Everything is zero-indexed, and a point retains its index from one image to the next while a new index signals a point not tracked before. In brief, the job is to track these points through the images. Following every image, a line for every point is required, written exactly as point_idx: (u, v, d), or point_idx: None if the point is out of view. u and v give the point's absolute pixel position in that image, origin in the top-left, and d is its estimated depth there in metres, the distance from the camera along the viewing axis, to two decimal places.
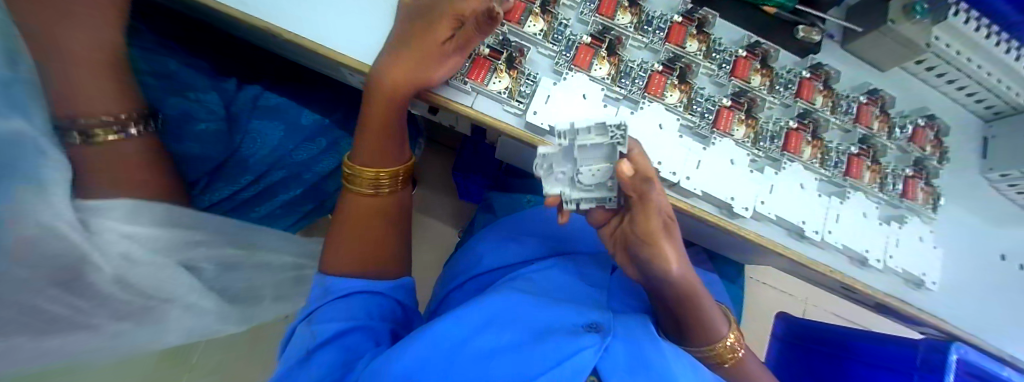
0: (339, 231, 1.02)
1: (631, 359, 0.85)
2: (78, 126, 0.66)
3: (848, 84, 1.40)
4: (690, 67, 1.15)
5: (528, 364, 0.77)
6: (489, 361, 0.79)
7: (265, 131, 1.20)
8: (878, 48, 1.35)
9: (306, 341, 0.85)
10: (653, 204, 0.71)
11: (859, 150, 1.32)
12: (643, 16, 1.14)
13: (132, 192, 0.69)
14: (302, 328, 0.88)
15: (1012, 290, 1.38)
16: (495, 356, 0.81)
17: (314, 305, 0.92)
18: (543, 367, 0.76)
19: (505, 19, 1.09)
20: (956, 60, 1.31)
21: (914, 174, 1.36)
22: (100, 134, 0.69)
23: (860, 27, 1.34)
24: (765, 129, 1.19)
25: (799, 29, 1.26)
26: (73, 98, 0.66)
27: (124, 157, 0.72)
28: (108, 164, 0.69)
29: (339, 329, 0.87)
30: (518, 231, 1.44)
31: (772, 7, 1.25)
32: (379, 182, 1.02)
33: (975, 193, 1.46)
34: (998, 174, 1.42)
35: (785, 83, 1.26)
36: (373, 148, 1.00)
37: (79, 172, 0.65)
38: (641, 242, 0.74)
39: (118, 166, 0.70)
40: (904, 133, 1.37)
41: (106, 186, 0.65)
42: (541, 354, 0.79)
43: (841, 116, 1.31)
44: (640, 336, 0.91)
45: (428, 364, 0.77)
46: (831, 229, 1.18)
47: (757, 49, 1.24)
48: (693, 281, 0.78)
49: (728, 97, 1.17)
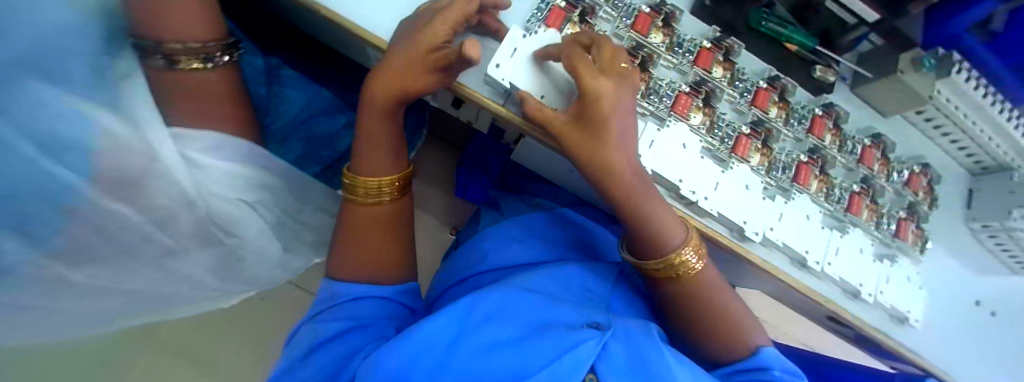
0: (343, 240, 1.06)
1: (632, 363, 0.87)
2: (164, 50, 0.73)
3: (855, 126, 1.49)
4: (713, 92, 1.19)
5: (528, 360, 0.79)
6: (488, 356, 0.80)
7: (288, 107, 1.19)
8: (886, 94, 1.42)
9: (308, 339, 0.91)
10: (587, 109, 0.86)
11: (860, 189, 1.39)
12: (675, 38, 1.17)
13: (211, 123, 0.77)
14: (307, 327, 0.95)
15: (983, 332, 1.48)
16: (494, 351, 0.81)
17: (320, 308, 0.99)
18: (541, 364, 0.78)
19: (543, 23, 1.05)
20: (955, 114, 1.40)
21: (907, 216, 1.46)
22: (185, 61, 0.76)
23: (872, 73, 1.40)
24: (778, 159, 1.25)
25: (817, 68, 1.32)
26: (169, 20, 0.74)
27: (208, 87, 0.81)
28: (193, 91, 0.78)
29: (337, 330, 0.91)
30: (524, 232, 1.41)
31: (794, 44, 1.30)
32: (381, 191, 1.03)
33: (958, 239, 1.56)
34: (981, 225, 1.52)
35: (799, 118, 1.32)
36: (368, 164, 1.01)
37: (171, 98, 0.75)
38: (596, 154, 0.88)
39: (202, 94, 0.79)
40: (900, 177, 1.46)
41: (190, 116, 0.75)
42: (541, 350, 0.81)
43: (847, 155, 1.38)
44: (641, 337, 0.92)
45: (415, 363, 0.76)
46: (831, 261, 1.24)
47: (777, 83, 1.29)
48: (658, 202, 0.91)
49: (747, 125, 1.22)
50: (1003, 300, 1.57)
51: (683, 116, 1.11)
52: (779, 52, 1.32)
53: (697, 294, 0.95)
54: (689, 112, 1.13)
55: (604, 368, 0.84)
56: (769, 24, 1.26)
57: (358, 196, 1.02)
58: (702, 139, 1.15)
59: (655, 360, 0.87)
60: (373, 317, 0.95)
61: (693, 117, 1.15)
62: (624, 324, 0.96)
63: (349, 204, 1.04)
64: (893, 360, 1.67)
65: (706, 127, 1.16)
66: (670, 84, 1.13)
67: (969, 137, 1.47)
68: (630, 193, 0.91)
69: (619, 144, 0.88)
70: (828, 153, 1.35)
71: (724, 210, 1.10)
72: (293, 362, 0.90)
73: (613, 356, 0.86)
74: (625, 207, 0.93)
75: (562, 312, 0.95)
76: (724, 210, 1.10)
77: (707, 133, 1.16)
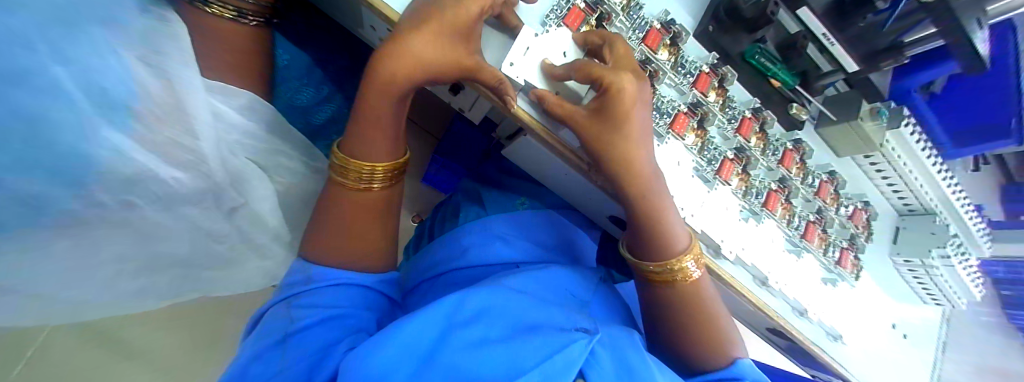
0: (325, 220, 0.98)
1: (620, 371, 0.86)
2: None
3: (816, 162, 1.64)
4: (707, 114, 1.26)
5: (521, 356, 0.76)
6: (478, 351, 0.76)
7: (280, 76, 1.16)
8: (845, 138, 1.58)
9: (281, 325, 0.81)
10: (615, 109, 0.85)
11: (815, 218, 1.54)
12: (679, 58, 1.22)
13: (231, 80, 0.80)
14: (279, 310, 0.84)
15: (893, 350, 1.72)
16: (484, 347, 0.77)
17: (295, 290, 0.89)
18: (535, 361, 0.75)
19: (563, 22, 1.06)
20: (895, 161, 1.60)
21: (848, 246, 1.63)
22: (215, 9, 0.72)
23: (837, 116, 1.55)
24: (754, 185, 1.36)
25: (793, 106, 1.45)
26: None
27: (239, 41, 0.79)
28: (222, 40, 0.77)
29: (315, 317, 0.82)
30: (509, 230, 1.38)
31: (778, 82, 1.42)
32: (372, 177, 0.96)
33: (885, 271, 1.78)
34: (904, 259, 1.75)
35: (773, 149, 1.44)
36: (362, 142, 0.92)
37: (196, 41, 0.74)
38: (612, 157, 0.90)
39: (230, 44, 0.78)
40: (845, 211, 1.64)
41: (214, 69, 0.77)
42: (534, 348, 0.78)
43: (807, 187, 1.53)
44: (625, 347, 0.93)
45: (398, 367, 0.70)
46: (787, 282, 1.36)
47: (758, 114, 1.42)
48: (662, 208, 0.96)
49: (732, 151, 1.32)
50: (909, 323, 1.84)
51: (680, 134, 1.18)
52: (764, 86, 1.42)
53: (683, 303, 1.01)
54: (685, 131, 1.20)
55: (595, 372, 0.81)
56: (761, 58, 1.35)
57: (350, 180, 0.96)
58: (693, 158, 1.22)
59: (640, 367, 0.86)
60: (352, 306, 0.89)
61: (688, 136, 1.22)
62: (611, 330, 0.99)
63: (338, 185, 0.97)
64: (819, 372, 1.89)
65: (698, 147, 1.24)
66: (672, 102, 1.19)
67: (903, 182, 1.69)
68: (640, 194, 0.94)
69: (637, 145, 0.90)
70: (794, 184, 1.48)
71: (707, 228, 1.17)
72: (255, 349, 0.77)
73: (601, 360, 0.85)
74: (635, 206, 0.96)
75: (555, 314, 0.94)
76: (707, 229, 1.17)
77: (698, 153, 1.23)
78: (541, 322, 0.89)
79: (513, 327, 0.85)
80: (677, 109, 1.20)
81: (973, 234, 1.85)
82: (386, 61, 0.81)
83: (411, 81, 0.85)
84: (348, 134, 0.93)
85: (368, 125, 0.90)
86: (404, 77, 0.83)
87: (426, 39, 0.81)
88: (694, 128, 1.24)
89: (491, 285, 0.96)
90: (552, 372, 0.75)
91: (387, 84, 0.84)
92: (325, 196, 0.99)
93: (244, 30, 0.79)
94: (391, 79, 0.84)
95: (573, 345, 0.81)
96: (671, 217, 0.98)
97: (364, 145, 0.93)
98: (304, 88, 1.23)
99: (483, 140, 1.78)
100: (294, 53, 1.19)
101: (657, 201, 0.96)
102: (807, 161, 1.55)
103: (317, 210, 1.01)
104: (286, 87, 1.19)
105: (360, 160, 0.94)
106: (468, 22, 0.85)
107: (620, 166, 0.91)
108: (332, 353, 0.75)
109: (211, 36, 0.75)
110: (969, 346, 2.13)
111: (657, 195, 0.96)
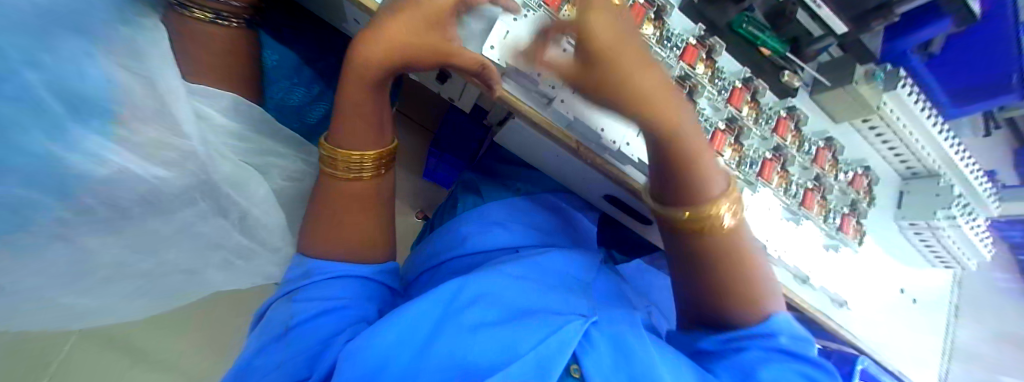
0: (319, 213, 1.01)
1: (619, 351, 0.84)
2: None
3: (812, 129, 1.64)
4: (696, 87, 1.27)
5: (518, 341, 0.77)
6: (473, 338, 0.77)
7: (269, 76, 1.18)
8: (840, 102, 1.56)
9: (281, 320, 0.86)
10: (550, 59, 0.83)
11: (814, 186, 1.53)
12: (664, 32, 1.22)
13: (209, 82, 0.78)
14: (279, 307, 0.89)
15: (902, 314, 1.71)
16: (480, 333, 0.78)
17: (294, 286, 0.93)
18: (531, 346, 0.75)
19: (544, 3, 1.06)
20: (894, 123, 1.58)
21: (850, 212, 1.62)
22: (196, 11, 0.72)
23: (830, 81, 1.53)
24: (747, 155, 1.36)
25: (784, 74, 1.43)
26: None
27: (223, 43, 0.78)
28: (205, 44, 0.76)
29: (313, 312, 0.87)
30: (507, 216, 1.39)
31: (767, 49, 1.40)
32: (362, 166, 0.98)
33: (890, 235, 1.77)
34: (908, 222, 1.73)
35: (767, 118, 1.44)
36: (349, 132, 0.95)
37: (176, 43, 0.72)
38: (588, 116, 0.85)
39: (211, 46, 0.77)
40: (845, 177, 1.63)
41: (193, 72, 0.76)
42: (529, 332, 0.78)
43: (804, 154, 1.52)
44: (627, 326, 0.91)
45: (392, 357, 0.74)
46: (787, 249, 1.36)
47: (751, 84, 1.40)
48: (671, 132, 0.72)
49: (723, 122, 1.32)
50: (917, 287, 1.83)
51: None
52: (753, 55, 1.41)
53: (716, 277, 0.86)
54: None
55: (589, 354, 0.79)
56: (749, 27, 1.33)
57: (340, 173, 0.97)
58: None
59: (644, 345, 0.82)
60: (351, 299, 0.93)
61: None
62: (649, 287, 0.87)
63: (330, 178, 0.99)
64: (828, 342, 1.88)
65: None
66: None
67: (904, 144, 1.67)
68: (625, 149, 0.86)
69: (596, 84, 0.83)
70: (791, 152, 1.48)
71: None
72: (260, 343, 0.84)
73: (598, 343, 0.82)
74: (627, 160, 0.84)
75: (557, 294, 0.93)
76: None
77: None
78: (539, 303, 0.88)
79: (511, 311, 0.86)
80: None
81: (980, 194, 1.82)
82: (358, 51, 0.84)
83: (384, 67, 0.85)
84: (334, 125, 0.95)
85: (352, 114, 0.92)
86: (379, 63, 0.84)
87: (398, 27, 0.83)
88: (685, 103, 1.24)
89: (489, 270, 0.96)
90: (544, 357, 0.74)
91: (363, 73, 0.86)
92: (319, 190, 1.01)
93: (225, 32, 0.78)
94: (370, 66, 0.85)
95: (567, 327, 0.80)
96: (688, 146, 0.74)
97: (350, 135, 0.95)
98: (295, 88, 1.25)
99: (476, 130, 1.78)
100: (282, 53, 1.20)
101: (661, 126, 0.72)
102: (802, 128, 1.54)
103: (311, 204, 1.03)
104: (276, 87, 1.21)
105: (348, 149, 0.96)
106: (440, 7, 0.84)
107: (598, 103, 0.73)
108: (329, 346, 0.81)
109: (192, 37, 0.74)
110: (983, 309, 2.10)
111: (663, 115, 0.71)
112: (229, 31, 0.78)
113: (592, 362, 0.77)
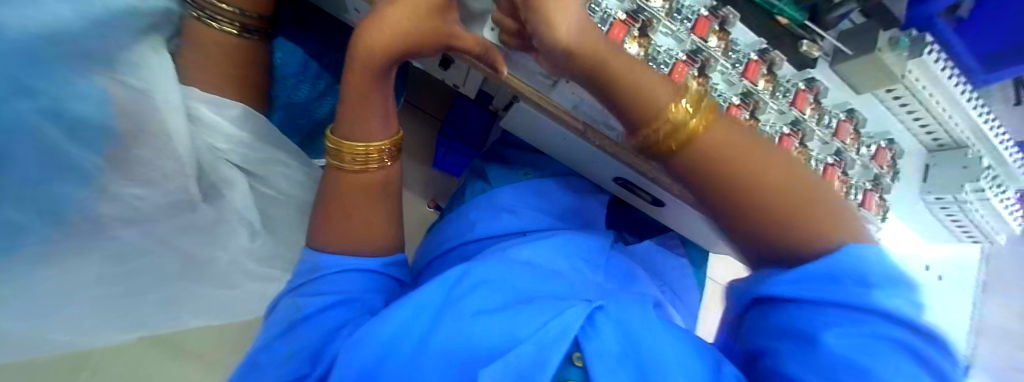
0: (325, 205, 0.99)
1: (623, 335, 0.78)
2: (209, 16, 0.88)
3: (833, 101, 1.57)
4: (708, 61, 1.22)
5: (519, 327, 0.76)
6: (474, 324, 0.76)
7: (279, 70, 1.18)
8: (862, 72, 1.48)
9: (292, 314, 0.89)
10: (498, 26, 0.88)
11: (833, 161, 1.47)
12: (674, 5, 1.16)
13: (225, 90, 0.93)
14: (289, 301, 0.92)
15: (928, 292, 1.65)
16: (481, 318, 0.77)
17: (303, 280, 0.95)
18: (531, 332, 0.74)
19: None
20: (921, 93, 1.50)
21: (872, 188, 1.55)
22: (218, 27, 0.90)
23: (851, 50, 1.46)
24: (763, 130, 1.31)
25: (803, 44, 1.36)
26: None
27: (228, 52, 0.93)
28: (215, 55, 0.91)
29: (321, 305, 0.89)
30: (516, 202, 1.37)
31: (784, 18, 1.35)
32: (368, 159, 0.95)
33: (915, 211, 1.70)
34: (935, 197, 1.65)
35: (784, 91, 1.37)
36: (355, 122, 0.92)
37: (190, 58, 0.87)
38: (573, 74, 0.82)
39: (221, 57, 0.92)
40: (868, 151, 1.56)
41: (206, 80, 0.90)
42: (530, 317, 0.77)
43: (824, 128, 1.45)
44: (634, 305, 0.88)
45: (395, 344, 0.76)
46: None
47: (766, 55, 1.33)
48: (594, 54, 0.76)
49: (737, 97, 1.27)
50: (944, 263, 1.76)
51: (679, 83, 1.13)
52: (768, 24, 1.37)
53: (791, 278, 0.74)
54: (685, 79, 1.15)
55: (591, 337, 0.74)
56: None
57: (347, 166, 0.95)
58: None
59: (650, 326, 0.78)
60: (359, 291, 0.94)
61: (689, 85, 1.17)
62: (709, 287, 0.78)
63: (337, 171, 0.97)
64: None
65: None
66: (668, 51, 1.14)
67: (930, 115, 1.58)
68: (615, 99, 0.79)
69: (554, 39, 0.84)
70: (809, 127, 1.41)
71: None
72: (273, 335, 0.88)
73: (601, 324, 0.78)
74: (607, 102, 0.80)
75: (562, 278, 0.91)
76: None
77: None
78: (542, 288, 0.86)
79: (513, 295, 0.84)
80: (675, 57, 1.16)
81: (1013, 166, 1.72)
82: (362, 38, 0.81)
83: (388, 56, 0.83)
84: (338, 115, 0.92)
85: (355, 103, 0.90)
86: (384, 51, 0.82)
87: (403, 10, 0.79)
88: (697, 78, 1.19)
89: (494, 255, 0.94)
90: (543, 342, 0.73)
91: (366, 61, 0.83)
92: (327, 183, 1.00)
93: (239, 45, 0.96)
94: (371, 54, 0.83)
95: (567, 315, 0.76)
96: (617, 66, 0.76)
97: (357, 126, 0.93)
98: (300, 84, 1.25)
99: (483, 117, 1.75)
100: (289, 50, 1.21)
101: (581, 50, 0.77)
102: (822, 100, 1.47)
103: (320, 197, 1.02)
104: (284, 84, 1.21)
105: (353, 140, 0.94)
106: None
107: (555, 39, 0.76)
108: (334, 340, 0.85)
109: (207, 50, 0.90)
110: (1016, 287, 2.00)
111: (574, 41, 0.76)
112: (242, 42, 0.96)
113: (594, 348, 0.73)
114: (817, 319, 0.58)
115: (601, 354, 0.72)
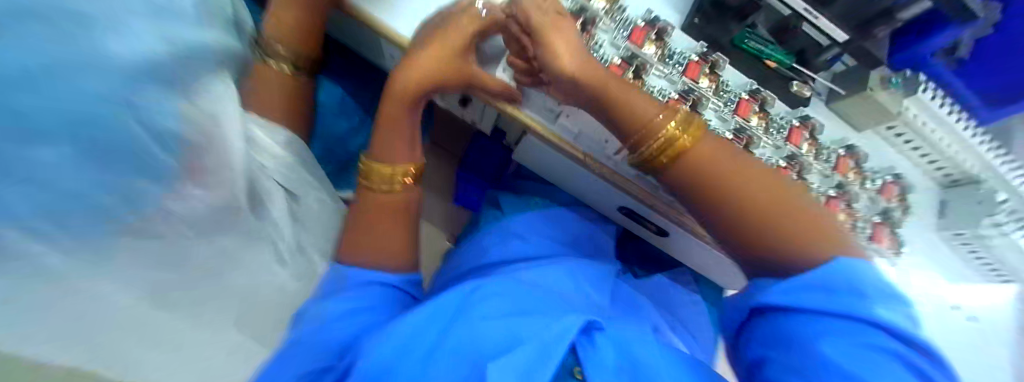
0: (352, 223, 1.12)
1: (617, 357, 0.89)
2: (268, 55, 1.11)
3: (832, 137, 1.62)
4: (700, 99, 1.32)
5: (521, 327, 0.86)
6: (482, 321, 0.86)
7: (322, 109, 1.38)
8: (859, 109, 1.55)
9: (317, 319, 0.97)
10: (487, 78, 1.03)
11: (836, 193, 1.50)
12: (666, 51, 1.31)
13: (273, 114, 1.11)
14: (315, 309, 1.00)
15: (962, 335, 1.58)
16: (487, 318, 0.87)
17: (330, 291, 1.04)
18: (533, 335, 0.84)
19: None
20: (923, 129, 1.54)
21: (882, 222, 1.55)
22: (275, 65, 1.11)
23: (844, 90, 1.54)
24: (759, 163, 1.38)
25: (794, 84, 1.45)
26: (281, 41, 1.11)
27: (282, 85, 1.14)
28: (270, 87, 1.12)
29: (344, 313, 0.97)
30: (525, 230, 1.46)
31: (772, 61, 1.44)
32: (393, 179, 1.09)
33: (934, 247, 1.67)
34: (953, 233, 1.65)
35: (778, 128, 1.45)
36: (387, 144, 1.08)
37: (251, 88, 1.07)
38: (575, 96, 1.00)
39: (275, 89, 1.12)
40: (874, 185, 1.58)
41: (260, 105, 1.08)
42: (533, 328, 0.86)
43: (823, 163, 1.50)
44: (629, 335, 0.96)
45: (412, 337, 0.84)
46: None
47: (757, 95, 1.44)
48: (597, 78, 0.95)
49: (730, 131, 1.35)
50: None
51: None
52: (759, 67, 1.45)
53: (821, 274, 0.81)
54: None
55: (584, 348, 0.88)
56: (751, 42, 1.39)
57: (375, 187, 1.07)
58: None
59: (633, 347, 0.90)
60: (379, 303, 1.03)
61: None
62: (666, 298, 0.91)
63: (367, 192, 1.11)
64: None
65: None
66: (661, 91, 1.27)
67: (936, 151, 1.61)
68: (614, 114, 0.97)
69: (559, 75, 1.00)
70: (808, 162, 1.47)
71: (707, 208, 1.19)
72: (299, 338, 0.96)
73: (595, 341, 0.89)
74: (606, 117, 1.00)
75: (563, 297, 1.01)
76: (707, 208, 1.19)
77: None
78: (543, 304, 0.96)
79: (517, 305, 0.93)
80: (667, 97, 1.28)
81: None
82: (399, 75, 1.01)
83: (417, 89, 1.02)
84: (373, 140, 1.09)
85: (388, 128, 1.06)
86: (416, 84, 1.01)
87: (432, 51, 0.98)
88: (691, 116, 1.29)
89: (502, 276, 1.04)
90: (547, 351, 0.83)
91: (401, 94, 1.03)
92: (357, 204, 1.13)
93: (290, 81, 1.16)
94: (405, 88, 1.02)
95: (565, 332, 0.86)
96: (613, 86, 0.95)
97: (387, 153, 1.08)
98: (339, 121, 1.44)
99: (497, 152, 1.90)
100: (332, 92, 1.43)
101: (586, 73, 0.95)
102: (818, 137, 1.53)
103: (348, 216, 1.14)
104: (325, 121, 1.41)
105: (384, 163, 1.09)
106: (470, 36, 0.99)
107: (562, 66, 0.94)
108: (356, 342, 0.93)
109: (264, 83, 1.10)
110: None
111: (582, 64, 0.95)
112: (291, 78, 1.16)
113: (589, 357, 0.85)
114: (815, 325, 0.71)
115: (598, 364, 0.84)
